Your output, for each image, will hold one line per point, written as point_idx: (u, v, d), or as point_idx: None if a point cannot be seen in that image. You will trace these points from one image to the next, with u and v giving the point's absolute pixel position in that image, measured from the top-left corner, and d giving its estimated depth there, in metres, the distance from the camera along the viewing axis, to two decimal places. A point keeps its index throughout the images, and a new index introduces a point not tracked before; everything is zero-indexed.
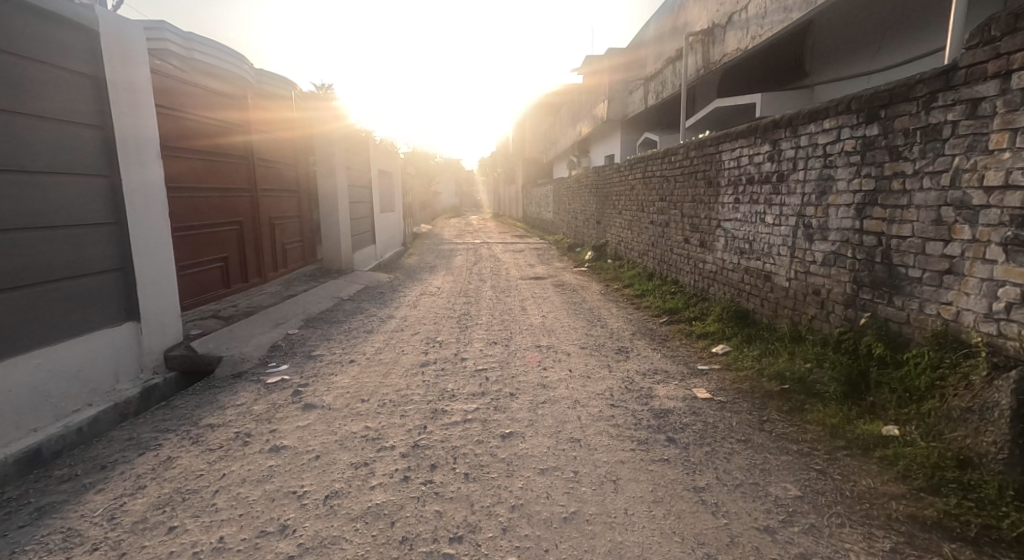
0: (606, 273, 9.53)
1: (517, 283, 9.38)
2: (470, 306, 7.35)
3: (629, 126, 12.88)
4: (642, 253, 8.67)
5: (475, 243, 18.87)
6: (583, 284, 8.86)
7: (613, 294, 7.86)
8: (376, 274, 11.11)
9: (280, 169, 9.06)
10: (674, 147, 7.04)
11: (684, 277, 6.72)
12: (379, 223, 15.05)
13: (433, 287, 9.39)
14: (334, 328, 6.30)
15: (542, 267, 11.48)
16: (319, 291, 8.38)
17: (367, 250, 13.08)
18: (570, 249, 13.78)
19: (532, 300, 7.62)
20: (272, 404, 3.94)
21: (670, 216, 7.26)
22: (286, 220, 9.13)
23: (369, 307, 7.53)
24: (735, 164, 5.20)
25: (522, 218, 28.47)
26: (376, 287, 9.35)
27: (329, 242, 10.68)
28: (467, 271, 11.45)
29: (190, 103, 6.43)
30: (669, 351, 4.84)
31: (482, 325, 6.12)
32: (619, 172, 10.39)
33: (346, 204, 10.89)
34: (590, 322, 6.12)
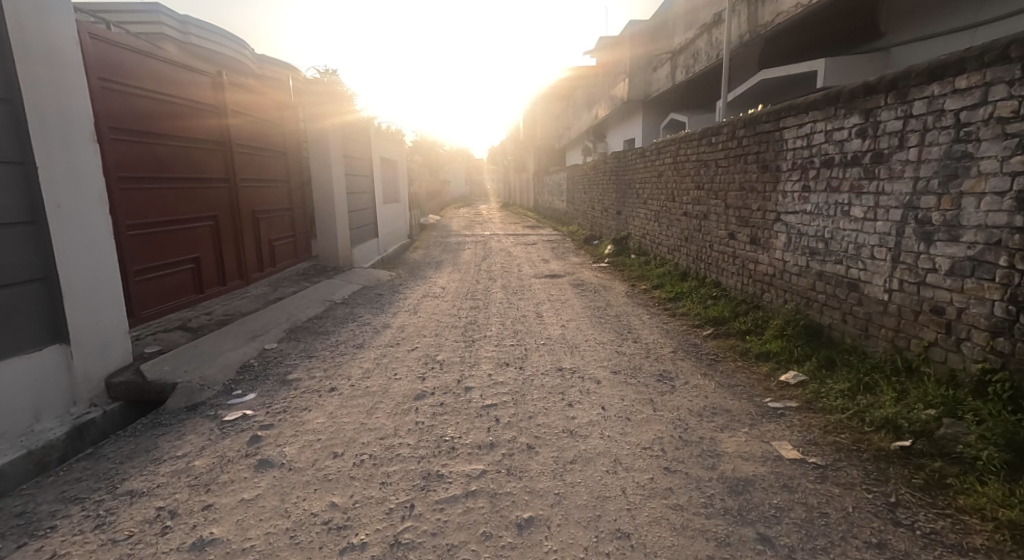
0: (631, 270, 8.53)
1: (531, 282, 8.41)
2: (478, 312, 6.43)
3: (652, 107, 11.82)
4: (673, 248, 7.66)
5: (485, 235, 17.95)
6: (605, 285, 7.88)
7: (641, 297, 6.88)
8: (377, 272, 10.22)
9: (267, 156, 8.15)
10: (714, 125, 6.02)
11: (728, 280, 5.73)
12: (383, 215, 14.17)
13: (438, 288, 8.45)
14: (319, 342, 5.39)
15: (558, 263, 10.53)
16: (309, 294, 7.46)
17: (368, 244, 12.19)
18: (587, 242, 12.80)
19: (549, 305, 6.65)
20: (220, 458, 3.06)
21: (709, 207, 6.25)
22: (275, 213, 8.25)
23: (363, 313, 6.60)
24: (805, 142, 4.19)
25: (534, 208, 27.42)
26: (374, 288, 8.43)
27: (324, 237, 9.81)
28: (476, 268, 10.52)
29: (156, 79, 5.50)
30: (725, 378, 3.87)
31: (491, 339, 5.19)
32: (643, 158, 9.37)
33: (343, 195, 10.00)
34: (619, 335, 5.16)
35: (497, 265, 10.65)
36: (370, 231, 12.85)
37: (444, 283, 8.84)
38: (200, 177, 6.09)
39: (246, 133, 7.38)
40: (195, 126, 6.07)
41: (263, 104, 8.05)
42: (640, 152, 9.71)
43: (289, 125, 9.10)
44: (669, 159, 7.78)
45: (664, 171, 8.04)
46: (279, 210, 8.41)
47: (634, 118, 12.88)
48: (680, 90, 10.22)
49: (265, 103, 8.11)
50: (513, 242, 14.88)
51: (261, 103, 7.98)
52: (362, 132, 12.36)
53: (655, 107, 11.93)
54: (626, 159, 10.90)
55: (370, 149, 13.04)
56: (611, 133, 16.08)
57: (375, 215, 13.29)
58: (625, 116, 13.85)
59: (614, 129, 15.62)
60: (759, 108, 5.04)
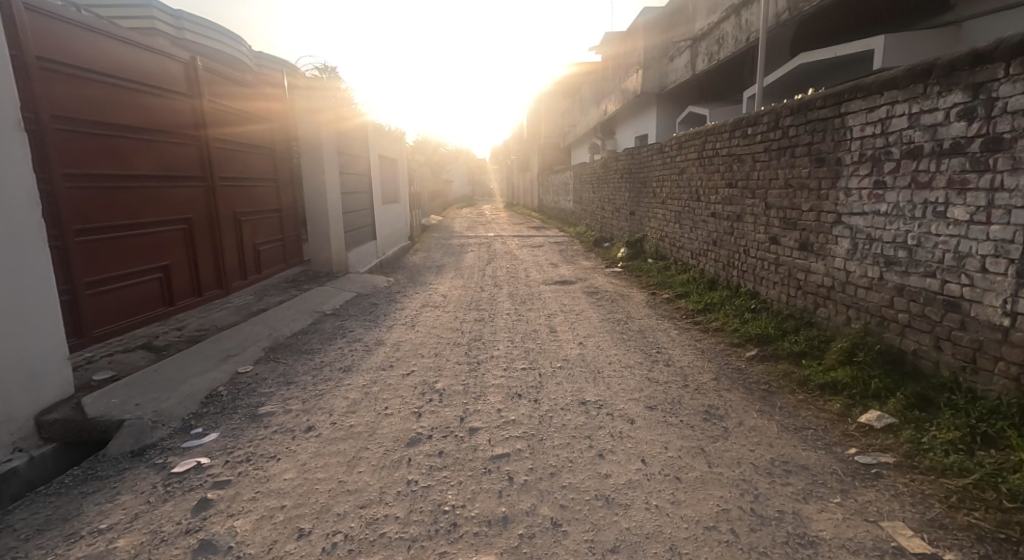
0: (650, 276, 7.83)
1: (540, 289, 7.74)
2: (484, 326, 5.77)
3: (667, 101, 11.16)
4: (699, 253, 6.96)
5: (489, 236, 17.29)
6: (622, 293, 7.18)
7: (665, 309, 6.18)
8: (374, 277, 9.55)
9: (254, 153, 7.48)
10: (751, 114, 5.33)
11: (769, 290, 5.03)
12: (382, 216, 13.52)
13: (438, 295, 7.75)
14: (302, 364, 4.70)
15: (568, 268, 9.84)
16: (297, 304, 6.76)
17: (365, 247, 11.54)
18: (597, 245, 12.13)
19: (563, 318, 5.95)
20: (154, 535, 2.38)
21: (744, 207, 5.56)
22: (262, 215, 7.59)
23: (354, 327, 5.91)
24: (879, 129, 3.49)
25: (539, 208, 26.72)
26: (369, 296, 7.76)
27: (316, 241, 9.15)
28: (480, 273, 9.86)
29: (115, 63, 4.81)
30: (788, 416, 3.17)
31: (500, 361, 4.50)
32: (660, 155, 8.70)
33: (337, 195, 9.34)
34: (647, 357, 4.47)
35: (502, 270, 9.96)
36: (367, 233, 12.17)
37: (445, 290, 8.14)
38: (170, 174, 5.42)
39: (228, 126, 6.70)
40: (164, 117, 5.40)
41: (249, 96, 7.38)
42: (656, 148, 9.01)
43: (279, 120, 8.43)
44: (693, 154, 7.08)
45: (687, 169, 7.34)
46: (266, 211, 7.75)
47: (646, 113, 12.23)
48: (699, 81, 9.52)
49: (251, 96, 7.44)
50: (519, 244, 14.22)
51: (246, 96, 7.30)
52: (358, 129, 11.70)
53: (670, 100, 11.23)
54: (640, 157, 10.21)
55: (367, 147, 12.38)
56: (621, 130, 15.38)
57: (372, 216, 12.62)
58: (637, 111, 13.15)
59: (624, 126, 14.91)
60: (810, 92, 4.33)
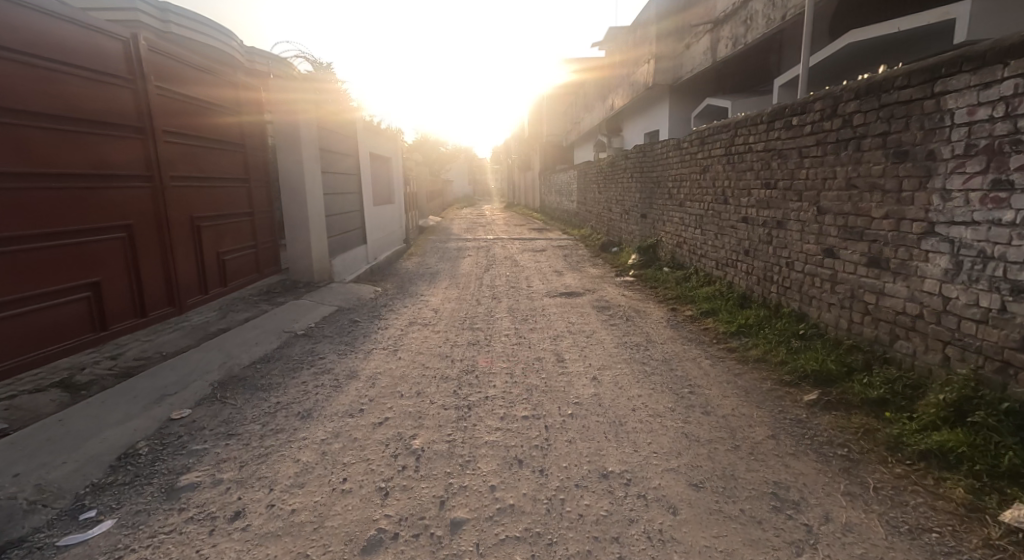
0: (668, 289, 6.96)
1: (543, 303, 6.88)
2: (478, 351, 4.92)
3: (681, 93, 10.33)
4: (726, 263, 6.09)
5: (488, 239, 16.44)
6: (636, 308, 6.32)
7: (690, 330, 5.31)
8: (362, 287, 8.72)
9: (222, 149, 6.65)
10: (798, 101, 4.47)
11: (823, 313, 4.17)
12: (373, 219, 12.67)
13: (428, 311, 6.89)
14: (253, 405, 3.85)
15: (573, 276, 9.00)
16: (263, 322, 5.89)
17: (353, 253, 10.68)
18: (604, 250, 11.29)
19: (571, 342, 5.09)
20: None
21: (787, 212, 4.70)
22: (231, 219, 6.76)
23: (325, 353, 5.04)
24: (1001, 112, 2.67)
25: (540, 209, 25.86)
26: (352, 311, 6.92)
27: (296, 247, 8.30)
28: (478, 282, 9.02)
29: (19, 36, 3.98)
30: (890, 506, 2.31)
31: (496, 404, 3.64)
32: (677, 153, 7.85)
33: (320, 197, 8.50)
34: (678, 400, 3.61)
35: (501, 279, 9.09)
36: (356, 237, 11.32)
37: (435, 304, 7.26)
38: (103, 173, 4.60)
39: (190, 119, 5.87)
40: (93, 105, 4.55)
41: (218, 87, 6.56)
42: (671, 144, 8.15)
43: (255, 113, 7.58)
44: (719, 150, 6.21)
45: (712, 168, 6.46)
46: (236, 214, 6.91)
47: (657, 107, 11.39)
48: (719, 69, 8.68)
49: (220, 86, 6.61)
50: (520, 248, 13.39)
51: (214, 86, 6.47)
52: (345, 126, 10.84)
53: (684, 93, 10.36)
54: (652, 155, 9.34)
55: (357, 145, 11.52)
56: (628, 127, 14.52)
57: (362, 219, 11.76)
58: (647, 106, 12.27)
59: (632, 122, 14.05)
60: (886, 69, 3.47)
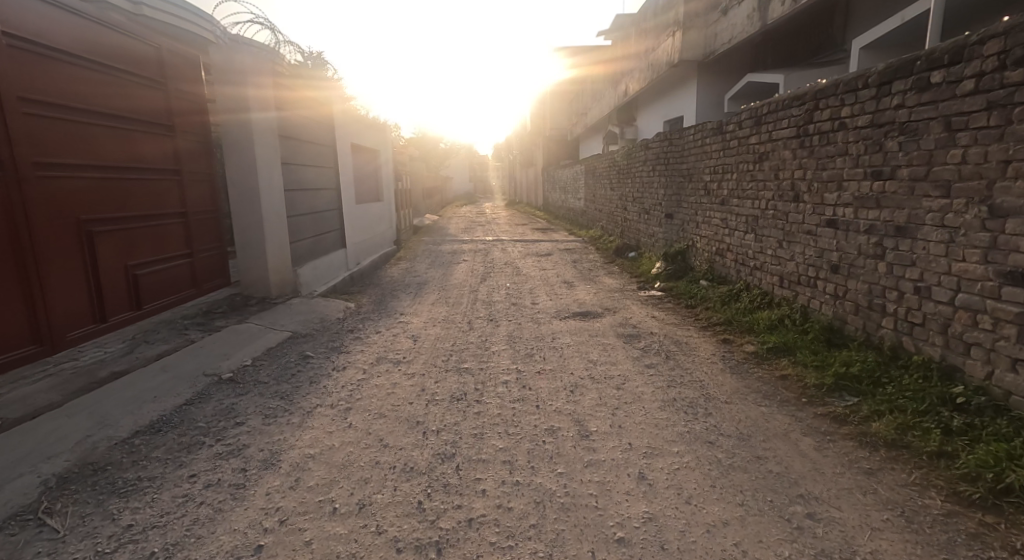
0: (712, 313, 5.45)
1: (554, 330, 5.40)
2: (464, 413, 3.48)
3: (711, 71, 8.85)
4: (798, 281, 4.59)
5: (488, 241, 14.96)
6: (676, 341, 4.84)
7: (760, 378, 3.82)
8: (334, 303, 7.27)
9: (138, 133, 5.18)
10: (946, 45, 3.02)
11: (999, 374, 2.73)
12: (355, 219, 11.21)
13: (404, 339, 5.40)
14: (83, 532, 2.36)
15: (586, 288, 7.54)
16: (180, 360, 4.41)
17: (326, 261, 9.19)
18: (620, 256, 9.86)
19: (597, 400, 3.62)
20: None
21: (918, 212, 3.21)
22: (153, 219, 5.31)
23: (245, 414, 3.56)
24: None
25: (544, 208, 24.35)
26: (310, 339, 5.46)
27: (247, 255, 6.83)
28: (474, 295, 7.58)
29: None
30: None
31: (484, 545, 2.17)
32: (718, 139, 6.36)
33: (278, 193, 7.04)
34: (795, 539, 2.12)
35: (500, 292, 7.62)
36: (332, 241, 9.84)
37: (415, 329, 5.78)
38: None
39: (74, 87, 4.40)
40: None
41: (129, 48, 5.09)
42: (710, 127, 6.65)
43: (194, 88, 6.10)
44: (787, 131, 4.71)
45: (775, 154, 4.95)
46: (162, 214, 5.46)
47: (680, 89, 9.89)
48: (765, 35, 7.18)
49: (133, 48, 5.14)
50: (523, 252, 11.93)
51: (122, 47, 4.99)
52: (318, 111, 9.33)
53: (714, 70, 8.87)
54: (680, 144, 7.84)
55: (334, 134, 10.02)
56: (643, 115, 13.03)
57: (340, 220, 10.28)
58: (667, 90, 10.77)
59: (647, 110, 12.56)
60: None
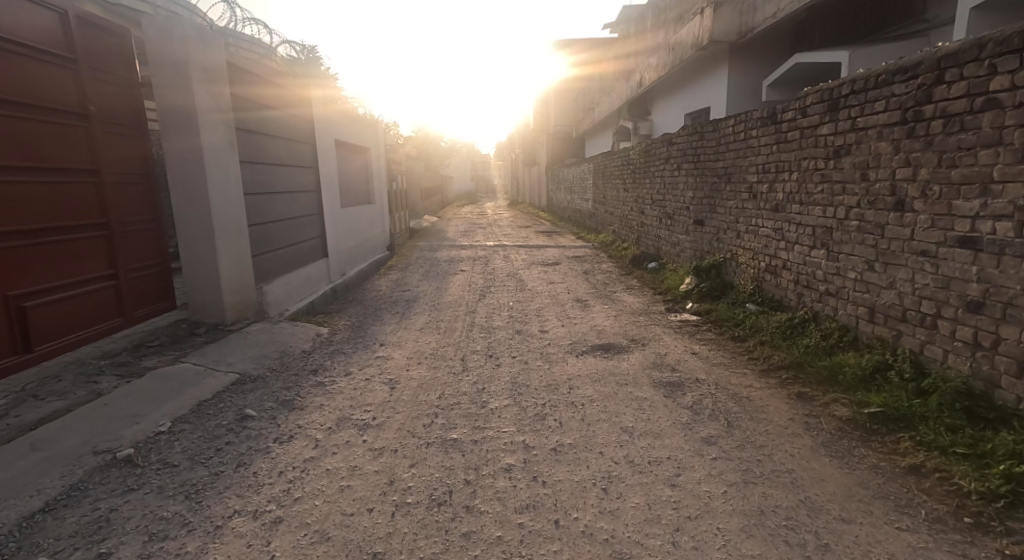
0: (773, 352, 4.27)
1: (571, 375, 4.24)
2: (448, 537, 2.35)
3: (745, 54, 7.71)
4: (902, 318, 3.42)
5: (489, 246, 13.81)
6: (733, 397, 3.66)
7: (877, 470, 2.65)
8: (305, 328, 6.13)
9: (36, 123, 4.04)
10: None
11: None
12: (341, 225, 10.09)
13: (378, 388, 4.24)
14: None
15: (603, 309, 6.40)
16: (62, 431, 3.23)
17: (302, 274, 8.05)
18: (638, 268, 8.72)
19: (643, 510, 2.46)
20: None
21: None
22: (49, 234, 4.14)
23: (118, 536, 2.39)
24: None
25: (548, 208, 23.17)
26: (263, 385, 4.33)
27: (196, 272, 5.67)
28: (471, 317, 6.43)
29: None
30: None
31: None
32: (770, 129, 5.18)
33: (234, 197, 5.88)
34: None
35: (502, 313, 6.47)
36: (311, 250, 8.69)
37: (394, 372, 4.61)
38: None
39: None
40: None
41: (14, 13, 3.88)
42: (757, 117, 5.46)
43: (116, 66, 4.89)
44: (882, 117, 3.56)
45: (863, 145, 3.79)
46: (68, 227, 4.30)
47: (706, 76, 8.73)
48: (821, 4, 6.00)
49: (20, 14, 3.93)
50: (527, 260, 10.79)
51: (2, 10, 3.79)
52: (293, 103, 8.16)
53: (750, 53, 7.72)
54: (714, 138, 6.64)
55: (313, 130, 8.84)
56: (659, 109, 11.84)
57: (321, 227, 9.12)
58: (689, 78, 9.57)
59: (664, 102, 11.39)
60: None
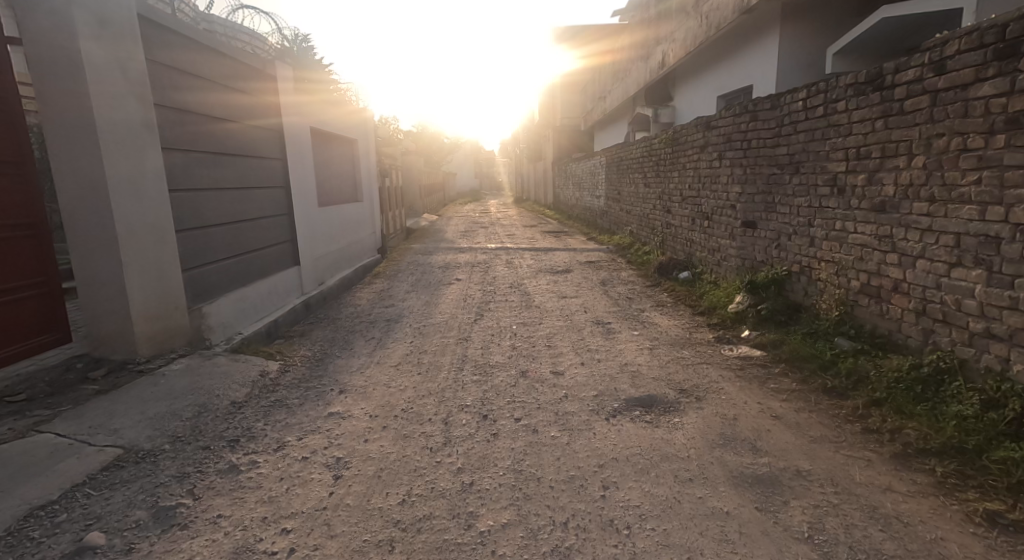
0: (907, 423, 2.86)
1: (603, 462, 2.84)
2: None
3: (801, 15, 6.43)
4: None
5: (491, 248, 12.45)
6: (874, 517, 2.26)
7: None
8: (251, 363, 4.77)
9: None
10: None
11: None
12: (318, 227, 8.75)
13: (315, 480, 2.84)
14: None
15: (632, 337, 5.01)
16: None
17: (261, 288, 6.69)
18: (666, 278, 7.35)
19: None
20: None
21: None
22: None
23: None
24: None
25: (555, 205, 21.79)
26: (150, 469, 2.97)
27: (97, 294, 4.29)
28: (463, 347, 5.05)
29: None
30: None
31: None
32: (874, 97, 3.75)
33: (152, 195, 4.52)
34: None
35: (503, 342, 5.08)
36: (277, 257, 7.33)
37: (346, 446, 3.23)
38: None
39: None
40: None
41: None
42: (848, 82, 4.04)
43: None
44: None
45: None
46: None
47: (750, 47, 7.32)
48: None
49: None
50: (533, 266, 9.42)
51: None
52: (253, 81, 6.78)
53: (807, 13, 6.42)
54: (773, 118, 5.22)
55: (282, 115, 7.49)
56: (683, 93, 10.44)
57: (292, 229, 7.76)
58: (725, 53, 8.16)
59: (689, 85, 9.99)
60: None
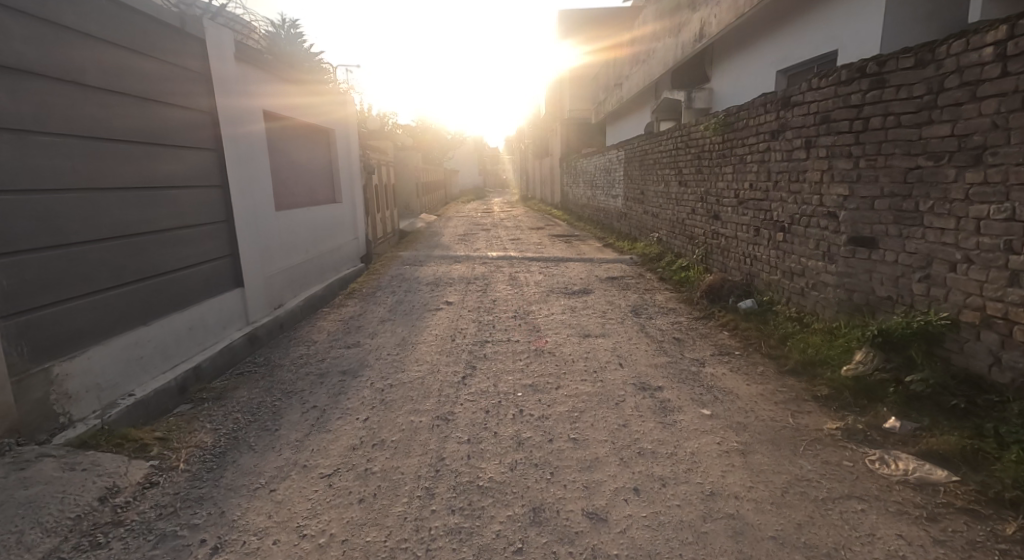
0: None
1: None
2: None
3: None
4: None
5: (493, 257, 10.69)
6: None
7: None
8: (103, 466, 3.01)
9: None
10: None
11: None
12: (274, 236, 6.96)
13: None
14: None
15: (702, 424, 3.23)
16: None
17: (178, 324, 4.91)
18: (719, 308, 5.56)
19: None
20: None
21: None
22: None
23: None
24: None
25: (563, 205, 20.05)
26: None
27: None
28: (441, 437, 3.27)
29: None
30: None
31: None
32: None
33: None
34: None
35: (501, 429, 3.30)
36: (212, 277, 5.57)
37: None
38: None
39: None
40: None
41: None
42: None
43: None
44: None
45: None
46: None
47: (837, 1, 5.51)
48: None
49: None
50: (542, 283, 7.66)
51: None
52: (169, 44, 4.96)
53: None
54: (922, 83, 3.40)
55: (223, 93, 5.71)
56: (725, 72, 8.62)
57: (236, 241, 5.97)
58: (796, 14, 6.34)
59: (735, 62, 8.19)
60: None
